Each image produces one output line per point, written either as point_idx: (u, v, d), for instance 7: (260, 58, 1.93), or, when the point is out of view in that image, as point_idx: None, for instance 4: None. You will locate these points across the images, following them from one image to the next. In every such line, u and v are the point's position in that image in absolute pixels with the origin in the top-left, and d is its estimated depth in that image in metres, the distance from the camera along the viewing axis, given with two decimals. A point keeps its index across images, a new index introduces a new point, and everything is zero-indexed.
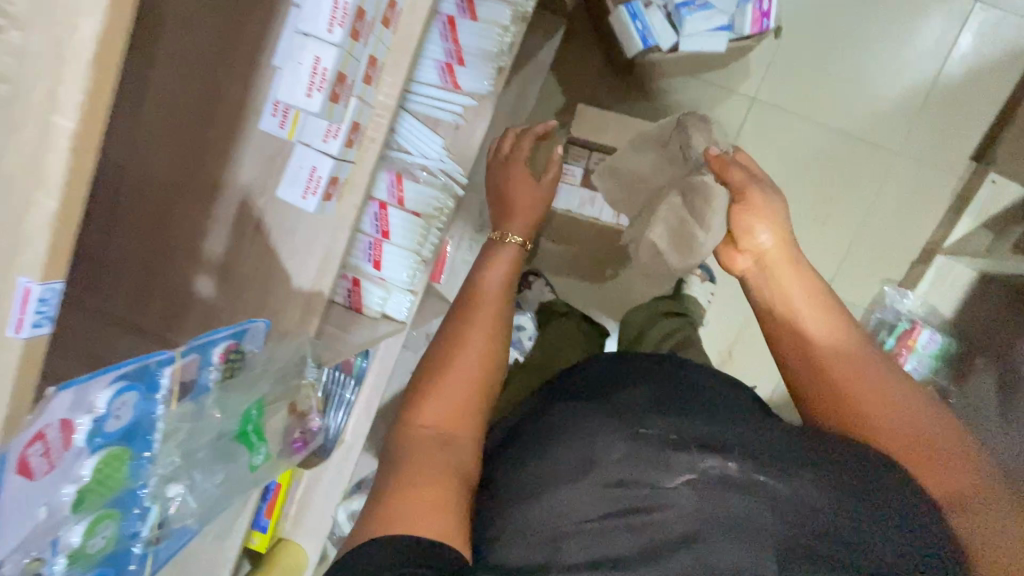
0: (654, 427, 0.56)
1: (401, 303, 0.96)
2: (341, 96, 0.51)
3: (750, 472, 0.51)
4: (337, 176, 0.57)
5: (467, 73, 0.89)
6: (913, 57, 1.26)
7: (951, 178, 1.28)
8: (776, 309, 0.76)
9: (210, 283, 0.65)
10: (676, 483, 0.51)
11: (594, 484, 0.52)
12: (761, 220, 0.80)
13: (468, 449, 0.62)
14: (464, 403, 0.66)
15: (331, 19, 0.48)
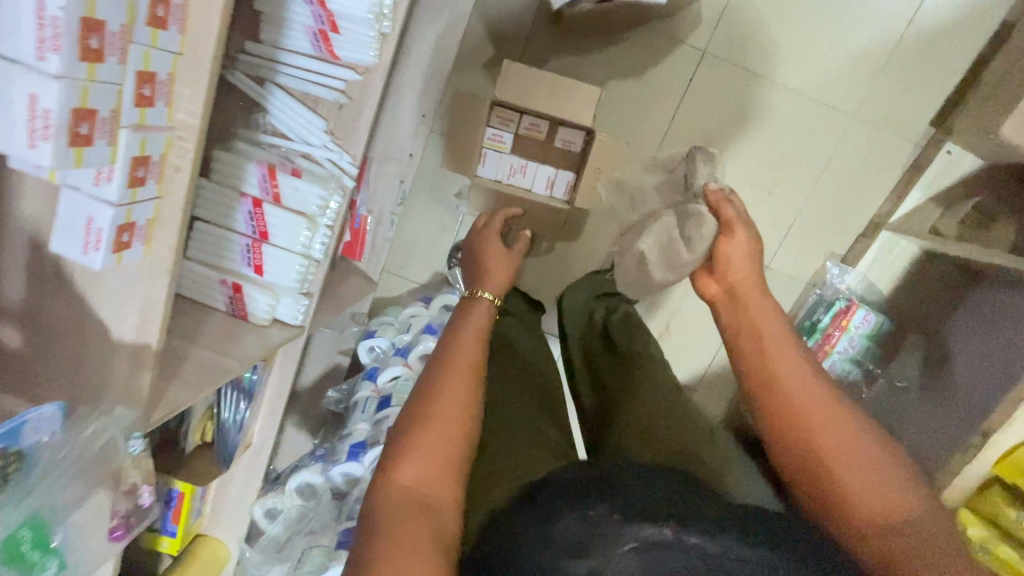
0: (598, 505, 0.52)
1: (294, 306, 0.86)
2: (92, 132, 0.43)
3: (691, 538, 0.49)
4: (124, 221, 0.47)
5: (343, 36, 0.72)
6: (884, 2, 1.12)
7: (908, 142, 1.19)
8: (740, 333, 0.86)
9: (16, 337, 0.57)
10: (620, 552, 0.48)
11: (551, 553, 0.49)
12: (743, 254, 0.89)
13: (447, 511, 0.62)
14: (441, 462, 0.67)
15: (39, 42, 0.38)
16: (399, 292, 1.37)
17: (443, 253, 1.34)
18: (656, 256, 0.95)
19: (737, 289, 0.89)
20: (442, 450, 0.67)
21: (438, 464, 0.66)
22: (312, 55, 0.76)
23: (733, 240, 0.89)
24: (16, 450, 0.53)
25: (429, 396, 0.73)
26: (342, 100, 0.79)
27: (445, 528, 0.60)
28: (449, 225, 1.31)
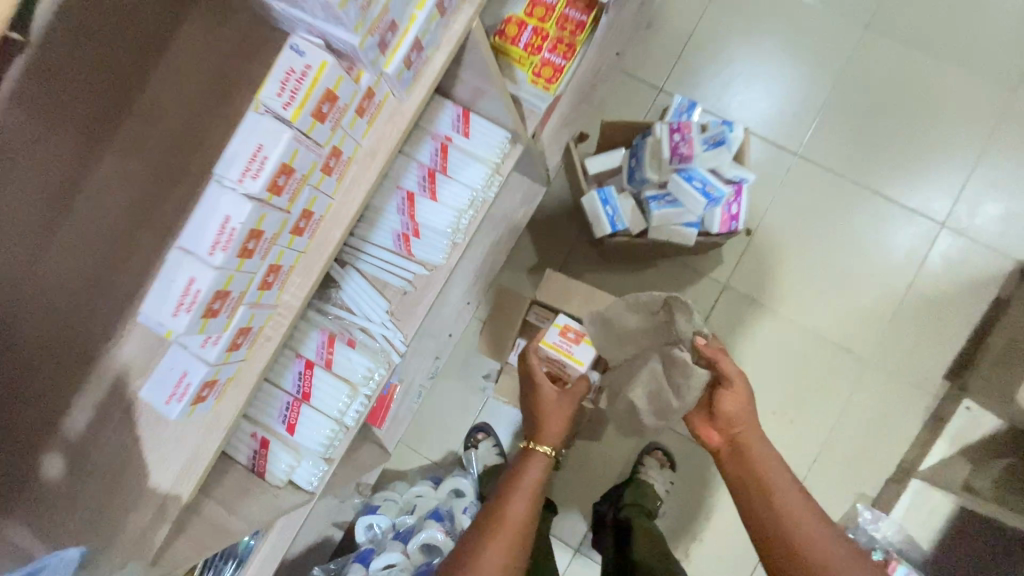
0: None
1: (310, 474, 0.87)
2: (256, 251, 0.47)
3: None
4: (212, 380, 0.51)
5: (418, 243, 0.87)
6: (887, 270, 1.27)
7: (929, 398, 1.22)
8: (743, 481, 0.84)
9: (58, 469, 0.55)
10: None
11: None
12: (742, 405, 0.86)
13: None
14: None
15: (244, 172, 0.44)
16: (409, 466, 1.33)
17: (461, 433, 1.33)
18: (645, 404, 0.92)
19: (740, 438, 0.87)
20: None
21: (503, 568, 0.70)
22: (393, 251, 0.89)
23: (729, 392, 0.87)
24: None
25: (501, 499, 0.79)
26: (409, 282, 0.90)
27: None
28: (472, 404, 1.32)
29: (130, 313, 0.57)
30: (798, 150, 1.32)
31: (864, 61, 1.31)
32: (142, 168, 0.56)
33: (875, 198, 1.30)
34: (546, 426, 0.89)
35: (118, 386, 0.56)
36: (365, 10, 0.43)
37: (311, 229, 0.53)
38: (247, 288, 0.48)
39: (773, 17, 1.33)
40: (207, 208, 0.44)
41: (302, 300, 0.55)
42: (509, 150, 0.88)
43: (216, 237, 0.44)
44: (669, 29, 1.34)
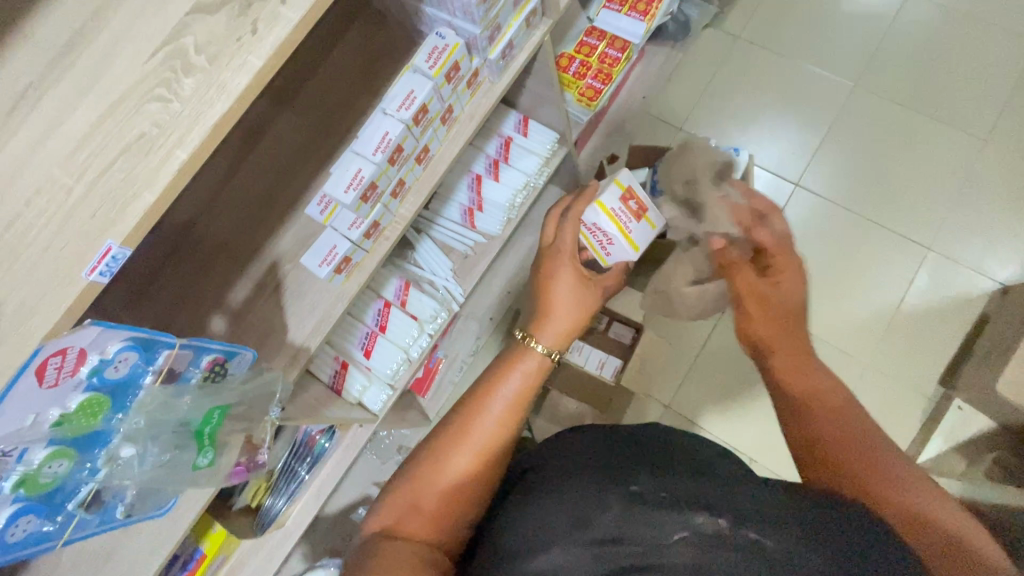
0: (644, 488, 0.54)
1: (378, 396, 1.02)
2: (397, 161, 0.69)
3: (737, 528, 0.50)
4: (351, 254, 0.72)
5: (481, 215, 1.10)
6: (881, 286, 1.44)
7: (921, 400, 1.36)
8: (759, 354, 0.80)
9: (221, 324, 0.75)
10: (670, 540, 0.49)
11: (587, 541, 0.50)
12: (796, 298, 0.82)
13: (449, 476, 0.64)
14: (483, 438, 0.68)
15: (401, 105, 0.67)
16: None
17: None
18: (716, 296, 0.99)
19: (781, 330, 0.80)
20: (487, 448, 0.67)
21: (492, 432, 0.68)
22: (458, 223, 1.12)
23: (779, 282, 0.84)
24: (227, 366, 0.58)
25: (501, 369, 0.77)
26: (469, 247, 1.13)
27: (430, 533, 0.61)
28: None
29: (285, 217, 0.79)
30: (799, 182, 1.54)
31: (852, 112, 1.56)
32: (313, 121, 0.81)
33: (867, 224, 1.49)
34: (557, 314, 0.84)
35: (272, 267, 0.77)
36: (489, 12, 0.68)
37: (427, 159, 0.76)
38: (386, 188, 0.71)
39: (773, 75, 1.60)
40: (374, 126, 0.67)
41: (413, 212, 0.77)
42: (557, 149, 1.13)
43: (379, 143, 0.66)
44: (686, 82, 1.62)
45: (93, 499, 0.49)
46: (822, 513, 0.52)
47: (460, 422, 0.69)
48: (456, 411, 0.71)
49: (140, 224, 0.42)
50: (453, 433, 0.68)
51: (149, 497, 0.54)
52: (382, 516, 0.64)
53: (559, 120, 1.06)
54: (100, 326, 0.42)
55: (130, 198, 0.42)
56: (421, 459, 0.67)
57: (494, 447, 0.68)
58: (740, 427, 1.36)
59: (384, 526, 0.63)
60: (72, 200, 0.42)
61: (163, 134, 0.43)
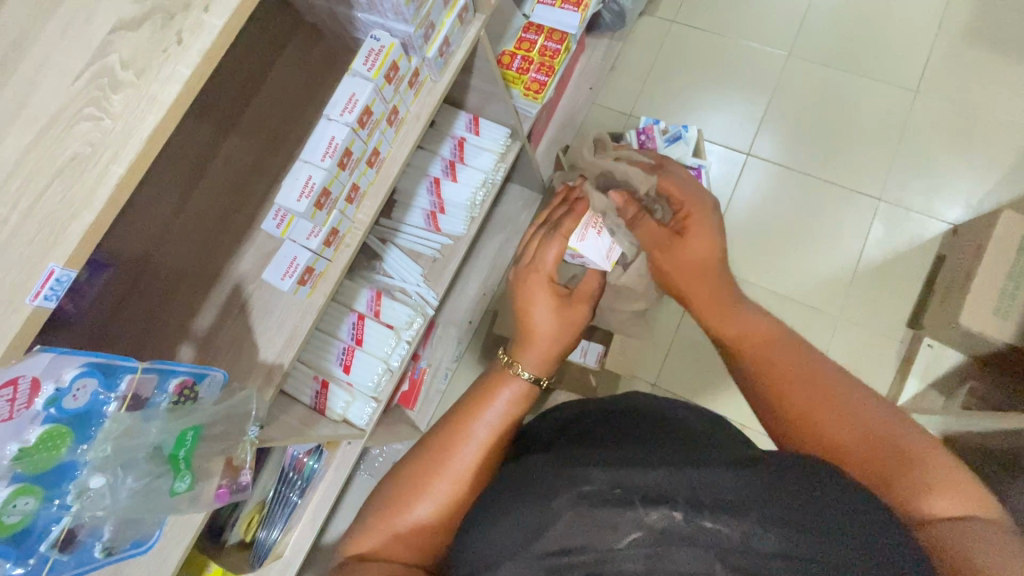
0: (598, 487, 0.55)
1: (363, 409, 1.00)
2: (347, 165, 0.69)
3: (694, 519, 0.51)
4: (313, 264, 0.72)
5: (445, 215, 1.11)
6: (840, 241, 1.49)
7: (894, 344, 1.41)
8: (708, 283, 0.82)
9: (189, 353, 0.73)
10: (624, 543, 0.51)
11: (536, 557, 0.52)
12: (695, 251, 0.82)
13: (430, 490, 0.64)
14: (466, 452, 0.66)
15: (344, 109, 0.68)
16: None
17: None
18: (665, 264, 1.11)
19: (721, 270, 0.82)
20: (473, 463, 0.66)
21: (478, 445, 0.67)
22: (423, 228, 1.13)
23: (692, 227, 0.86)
24: (196, 388, 0.56)
25: (484, 380, 0.76)
26: (438, 249, 1.13)
27: (410, 546, 0.62)
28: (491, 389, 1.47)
29: (243, 237, 0.78)
30: (750, 151, 1.59)
31: (790, 79, 1.62)
32: (259, 139, 0.81)
33: (819, 183, 1.54)
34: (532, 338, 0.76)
35: (236, 289, 0.76)
36: (419, 10, 0.69)
37: (379, 161, 0.76)
38: (340, 193, 0.71)
39: (712, 53, 1.65)
40: (320, 133, 0.68)
41: (371, 216, 0.77)
42: (511, 144, 1.14)
43: (327, 148, 0.67)
44: (630, 69, 1.66)
45: (66, 538, 0.47)
46: (797, 478, 0.53)
47: (444, 435, 0.68)
48: (442, 421, 0.71)
49: (82, 242, 0.41)
50: (436, 446, 0.67)
51: (130, 529, 0.52)
52: (364, 542, 0.63)
53: (508, 116, 1.08)
54: (51, 352, 0.41)
55: (68, 219, 0.41)
56: (404, 484, 0.65)
57: (479, 462, 0.67)
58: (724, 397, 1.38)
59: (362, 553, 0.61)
60: (9, 229, 0.42)
61: (96, 153, 0.43)
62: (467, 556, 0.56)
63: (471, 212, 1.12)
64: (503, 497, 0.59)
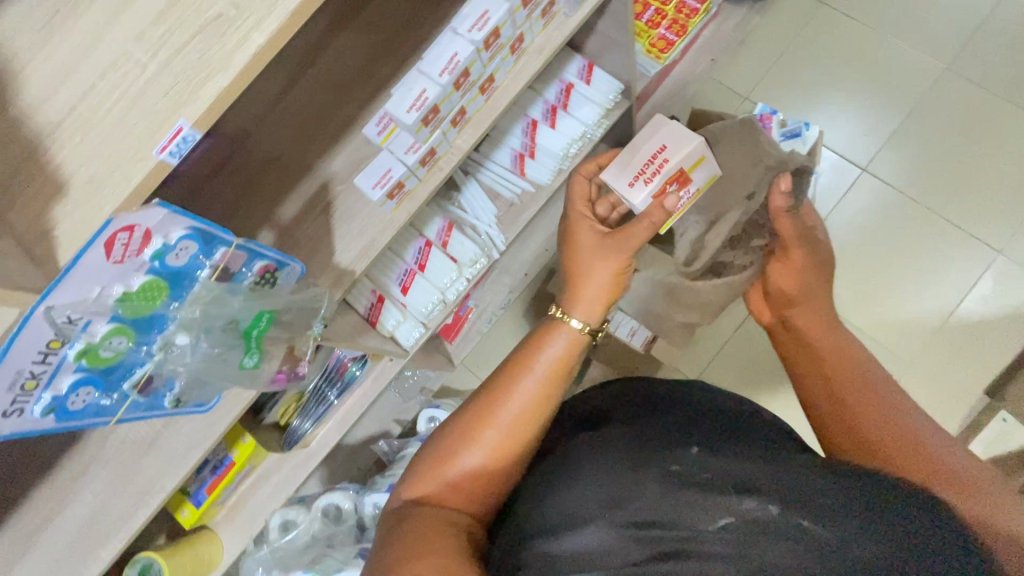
0: (683, 469, 0.58)
1: (410, 332, 1.02)
2: (462, 86, 0.66)
3: (790, 515, 0.52)
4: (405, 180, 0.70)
5: (534, 161, 1.07)
6: (938, 287, 1.37)
7: (962, 408, 1.32)
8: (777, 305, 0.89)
9: (269, 239, 0.75)
10: (716, 525, 0.52)
11: (623, 521, 0.54)
12: (795, 283, 0.89)
13: (481, 448, 0.64)
14: (518, 414, 0.66)
15: (473, 26, 0.64)
16: (466, 386, 1.47)
17: None
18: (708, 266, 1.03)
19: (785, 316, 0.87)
20: (524, 426, 0.66)
21: (529, 409, 0.66)
22: (508, 168, 1.09)
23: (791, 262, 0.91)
24: (274, 275, 0.58)
25: (535, 336, 0.75)
26: (518, 193, 1.09)
27: (461, 502, 0.62)
28: None
29: (340, 135, 0.77)
30: (867, 167, 1.45)
31: (937, 97, 1.44)
32: (374, 38, 0.79)
33: (934, 219, 1.40)
34: (582, 289, 0.77)
35: (323, 187, 0.76)
36: None
37: (490, 89, 0.73)
38: (447, 114, 0.68)
39: (856, 49, 1.49)
40: (442, 45, 0.64)
41: (470, 146, 0.74)
42: (620, 102, 1.07)
43: (448, 63, 0.63)
44: (760, 47, 1.52)
45: (147, 383, 0.50)
46: (890, 499, 0.53)
47: (494, 395, 0.67)
48: (492, 380, 0.70)
49: (212, 107, 0.41)
50: (485, 405, 0.67)
51: (200, 389, 0.56)
52: (424, 480, 0.64)
53: (626, 70, 1.00)
54: (166, 210, 0.42)
55: (203, 79, 0.41)
56: (458, 431, 0.66)
57: (529, 424, 0.66)
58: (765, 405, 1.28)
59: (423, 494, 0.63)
60: (145, 78, 0.42)
61: (238, 16, 0.41)
62: (544, 516, 0.58)
63: (560, 164, 1.08)
64: (588, 466, 0.61)
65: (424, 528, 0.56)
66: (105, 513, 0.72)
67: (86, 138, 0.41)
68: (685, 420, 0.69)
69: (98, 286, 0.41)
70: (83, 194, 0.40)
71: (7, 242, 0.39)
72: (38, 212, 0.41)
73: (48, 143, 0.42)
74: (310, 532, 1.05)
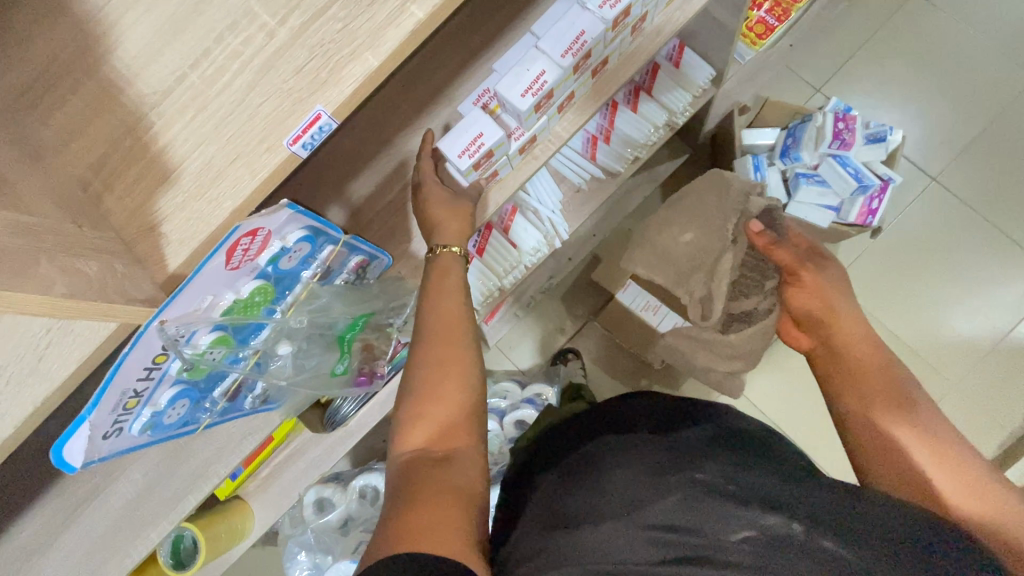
0: (708, 476, 0.47)
1: None
2: (580, 69, 0.59)
3: (819, 536, 0.42)
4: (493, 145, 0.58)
5: (609, 146, 0.99)
6: (993, 308, 1.33)
7: (1001, 432, 1.31)
8: (811, 330, 0.73)
9: (339, 219, 0.68)
10: (735, 538, 0.43)
11: (640, 525, 0.44)
12: (818, 302, 0.73)
13: (444, 405, 0.50)
14: (457, 359, 0.53)
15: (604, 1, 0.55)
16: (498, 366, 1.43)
17: (551, 350, 1.42)
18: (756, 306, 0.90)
19: (832, 336, 0.70)
20: (463, 374, 0.52)
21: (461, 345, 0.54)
22: (579, 151, 1.02)
23: (804, 289, 0.74)
24: (366, 272, 0.53)
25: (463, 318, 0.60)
26: (586, 178, 1.02)
27: (449, 477, 0.46)
28: (567, 328, 1.43)
29: (420, 106, 0.69)
30: (937, 176, 1.37)
31: (1021, 108, 1.36)
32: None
33: (998, 238, 1.35)
34: None
35: (398, 164, 0.68)
36: None
37: (601, 73, 0.65)
38: (557, 100, 0.61)
39: (941, 47, 1.39)
40: (565, 20, 0.56)
41: (569, 133, 0.67)
42: (708, 90, 0.98)
43: (573, 43, 0.56)
44: (841, 34, 1.40)
45: (242, 388, 0.46)
46: (923, 529, 0.44)
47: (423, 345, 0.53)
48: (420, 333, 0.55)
49: (355, 94, 0.34)
50: (426, 357, 0.53)
51: (291, 394, 0.52)
52: (415, 426, 0.50)
53: (723, 55, 0.91)
54: (291, 211, 0.37)
55: (347, 60, 0.34)
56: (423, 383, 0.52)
57: (473, 371, 0.53)
58: (810, 417, 1.24)
59: (419, 445, 0.49)
60: (273, 47, 0.34)
61: None
62: (543, 519, 0.48)
63: (635, 151, 1.00)
64: (605, 465, 0.51)
65: (426, 506, 0.43)
66: (149, 500, 0.66)
67: (200, 117, 0.34)
68: (701, 429, 0.56)
69: (212, 294, 0.37)
70: (202, 183, 0.34)
71: (107, 235, 0.33)
72: (142, 201, 0.34)
73: (150, 115, 0.34)
74: (349, 512, 1.05)
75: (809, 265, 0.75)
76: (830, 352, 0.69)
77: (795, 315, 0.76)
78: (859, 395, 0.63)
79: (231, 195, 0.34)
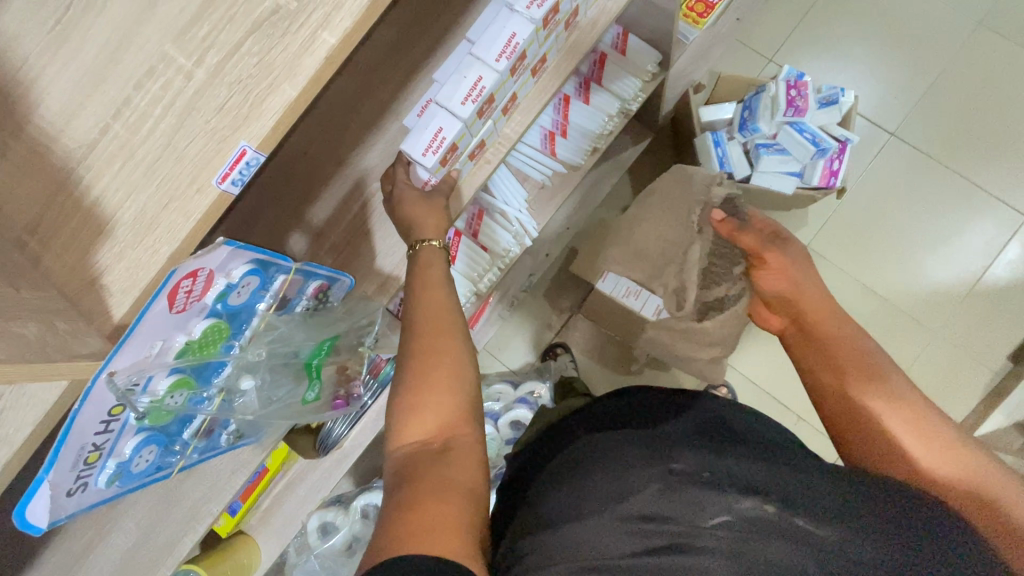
0: (684, 467, 0.48)
1: None
2: (517, 70, 0.60)
3: (791, 516, 0.43)
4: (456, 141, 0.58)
5: (567, 140, 1.00)
6: (965, 253, 1.36)
7: (986, 372, 1.34)
8: (781, 310, 0.74)
9: (302, 245, 0.68)
10: (712, 523, 0.43)
11: (621, 515, 0.44)
12: (787, 284, 0.72)
13: (439, 401, 0.50)
14: (444, 359, 0.52)
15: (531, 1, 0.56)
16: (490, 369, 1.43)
17: (539, 347, 1.43)
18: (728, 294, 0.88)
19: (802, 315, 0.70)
20: (453, 379, 0.52)
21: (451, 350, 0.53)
22: (538, 148, 1.02)
23: (771, 272, 0.74)
24: (328, 295, 0.53)
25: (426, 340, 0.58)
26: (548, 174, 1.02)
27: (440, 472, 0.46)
28: (552, 323, 1.43)
29: (368, 123, 0.69)
30: (895, 131, 1.40)
31: (967, 56, 1.39)
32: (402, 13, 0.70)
33: (961, 185, 1.37)
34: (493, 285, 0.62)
35: (353, 183, 0.69)
36: None
37: (541, 71, 0.66)
38: (500, 102, 0.62)
39: (883, 5, 1.41)
40: (495, 24, 0.57)
41: (518, 134, 0.68)
42: (658, 74, 0.99)
43: (506, 45, 0.56)
44: (786, 3, 1.42)
45: (211, 426, 0.47)
46: (892, 505, 0.45)
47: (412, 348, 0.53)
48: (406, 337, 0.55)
49: (278, 125, 0.35)
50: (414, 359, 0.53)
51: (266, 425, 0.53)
52: (407, 425, 0.50)
53: (666, 38, 0.92)
54: (229, 246, 0.38)
55: (266, 93, 0.35)
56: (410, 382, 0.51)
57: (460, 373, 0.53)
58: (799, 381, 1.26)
59: (416, 439, 0.49)
60: (193, 89, 0.35)
61: (299, 12, 0.34)
62: (531, 521, 0.48)
63: (594, 142, 1.01)
64: (589, 464, 0.52)
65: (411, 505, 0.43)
66: (145, 548, 0.66)
67: (128, 164, 0.35)
68: (681, 423, 0.57)
69: (160, 342, 0.38)
70: (134, 232, 0.34)
71: (48, 293, 0.33)
72: (79, 256, 0.34)
73: (79, 170, 0.34)
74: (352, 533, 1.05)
75: (776, 245, 0.74)
76: (800, 332, 0.70)
77: (767, 298, 0.76)
78: (834, 369, 0.63)
79: (167, 239, 0.34)
